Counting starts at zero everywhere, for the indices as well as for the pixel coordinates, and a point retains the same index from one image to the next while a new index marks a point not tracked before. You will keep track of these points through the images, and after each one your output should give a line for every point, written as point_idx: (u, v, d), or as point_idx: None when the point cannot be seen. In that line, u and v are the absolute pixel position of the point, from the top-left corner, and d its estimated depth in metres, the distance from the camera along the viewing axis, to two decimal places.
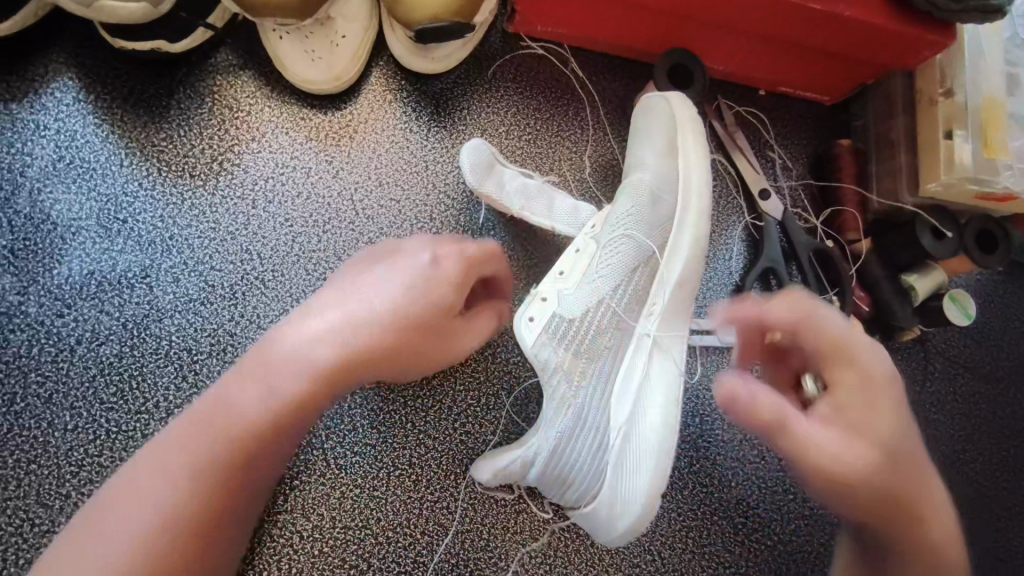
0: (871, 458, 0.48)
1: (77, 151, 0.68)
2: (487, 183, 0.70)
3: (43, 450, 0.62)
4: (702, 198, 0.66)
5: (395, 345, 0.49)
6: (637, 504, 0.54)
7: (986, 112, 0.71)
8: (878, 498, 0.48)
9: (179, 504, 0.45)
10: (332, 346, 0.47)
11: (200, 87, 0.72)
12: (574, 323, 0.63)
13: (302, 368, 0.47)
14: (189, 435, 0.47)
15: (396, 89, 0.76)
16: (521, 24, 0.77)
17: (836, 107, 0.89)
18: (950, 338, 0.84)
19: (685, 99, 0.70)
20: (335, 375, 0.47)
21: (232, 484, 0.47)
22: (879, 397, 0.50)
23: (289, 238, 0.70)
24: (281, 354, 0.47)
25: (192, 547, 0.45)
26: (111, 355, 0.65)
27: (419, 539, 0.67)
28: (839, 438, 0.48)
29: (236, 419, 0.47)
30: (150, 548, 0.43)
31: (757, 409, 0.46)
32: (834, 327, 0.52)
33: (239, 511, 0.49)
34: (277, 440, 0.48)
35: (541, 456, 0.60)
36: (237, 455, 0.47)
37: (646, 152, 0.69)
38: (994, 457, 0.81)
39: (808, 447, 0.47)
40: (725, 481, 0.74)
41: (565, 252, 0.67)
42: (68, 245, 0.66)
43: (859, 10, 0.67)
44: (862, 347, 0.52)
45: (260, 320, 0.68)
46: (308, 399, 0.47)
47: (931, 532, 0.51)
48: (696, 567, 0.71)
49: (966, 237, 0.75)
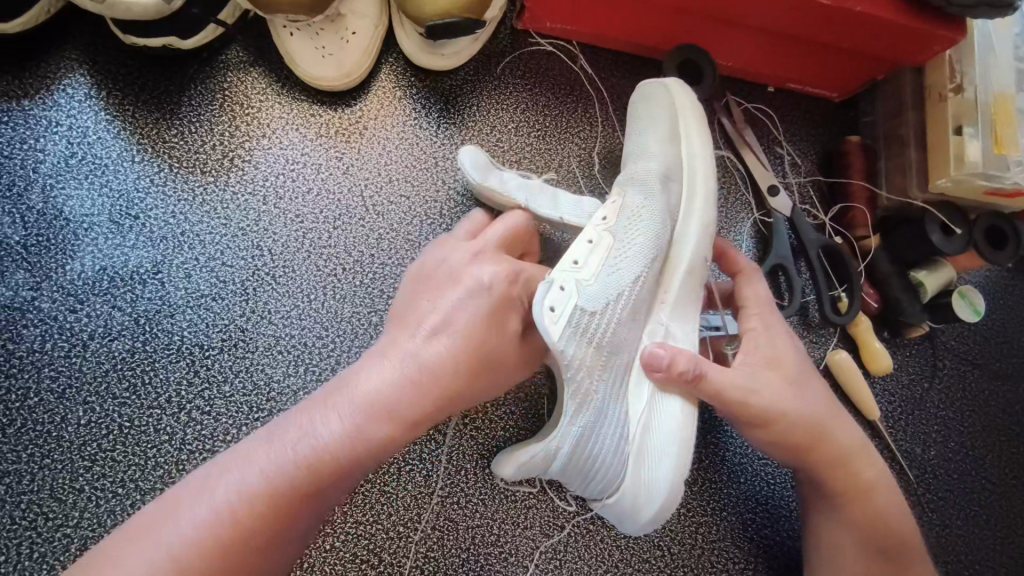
0: (781, 397, 0.60)
1: (88, 148, 0.68)
2: (489, 181, 0.69)
3: (56, 445, 0.62)
4: (707, 186, 0.67)
5: (466, 383, 0.53)
6: (659, 495, 0.58)
7: (995, 109, 0.71)
8: (794, 432, 0.60)
9: (239, 522, 0.45)
10: (415, 389, 0.51)
11: (210, 84, 0.72)
12: (596, 317, 0.58)
13: (387, 404, 0.50)
14: (257, 455, 0.47)
15: (405, 86, 0.76)
16: (530, 21, 0.78)
17: (844, 103, 0.89)
18: (959, 334, 0.84)
19: (683, 84, 0.71)
20: (407, 414, 0.50)
21: (287, 515, 0.47)
22: (786, 347, 0.63)
23: (300, 234, 0.71)
24: (374, 388, 0.50)
25: (244, 569, 0.45)
26: (124, 350, 0.65)
27: (430, 534, 0.67)
28: (753, 376, 0.60)
29: (310, 450, 0.47)
30: (209, 557, 0.44)
31: (671, 366, 0.58)
32: (757, 289, 0.66)
33: (289, 546, 0.49)
34: (346, 471, 0.49)
35: (565, 451, 0.57)
36: (303, 485, 0.47)
37: (647, 137, 0.68)
38: (1003, 453, 0.81)
39: (722, 390, 0.59)
40: (735, 478, 0.74)
41: (577, 242, 0.61)
42: (81, 241, 0.67)
43: (869, 5, 0.67)
44: (769, 312, 0.65)
45: (272, 315, 0.68)
46: (387, 438, 0.50)
47: (854, 473, 0.63)
48: (705, 563, 0.71)
49: (975, 233, 0.75)
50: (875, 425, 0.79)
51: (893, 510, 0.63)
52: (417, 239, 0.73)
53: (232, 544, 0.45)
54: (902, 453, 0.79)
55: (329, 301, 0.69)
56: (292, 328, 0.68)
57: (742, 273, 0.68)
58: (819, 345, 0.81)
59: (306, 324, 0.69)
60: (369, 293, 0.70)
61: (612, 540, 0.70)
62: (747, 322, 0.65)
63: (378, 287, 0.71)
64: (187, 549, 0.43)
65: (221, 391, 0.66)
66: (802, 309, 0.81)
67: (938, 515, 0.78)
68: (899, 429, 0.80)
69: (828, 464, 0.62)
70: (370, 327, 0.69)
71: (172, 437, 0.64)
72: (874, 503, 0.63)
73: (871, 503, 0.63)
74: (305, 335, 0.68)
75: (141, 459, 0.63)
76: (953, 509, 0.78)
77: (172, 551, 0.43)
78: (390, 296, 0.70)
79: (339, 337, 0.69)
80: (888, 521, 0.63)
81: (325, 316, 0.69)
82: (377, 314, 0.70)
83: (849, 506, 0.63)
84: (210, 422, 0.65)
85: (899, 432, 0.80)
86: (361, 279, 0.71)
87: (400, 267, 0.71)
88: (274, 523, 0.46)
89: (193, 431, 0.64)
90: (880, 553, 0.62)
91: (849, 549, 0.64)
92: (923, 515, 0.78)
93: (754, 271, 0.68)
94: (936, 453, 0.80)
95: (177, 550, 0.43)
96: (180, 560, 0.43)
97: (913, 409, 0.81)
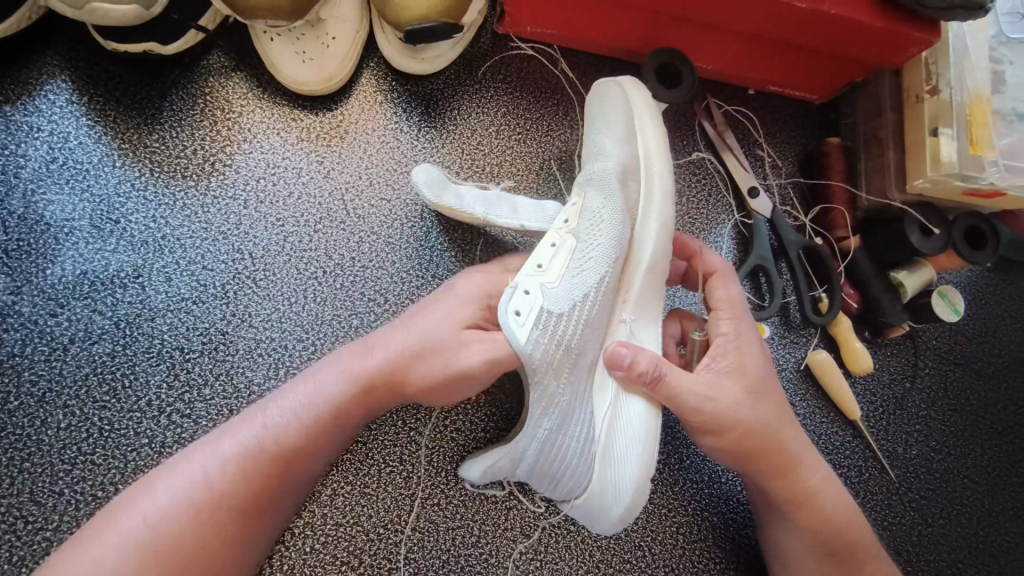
0: (731, 409, 0.60)
1: (70, 153, 0.69)
2: (445, 198, 0.70)
3: (36, 448, 0.62)
4: (665, 181, 0.66)
5: (421, 363, 0.56)
6: (624, 497, 0.59)
7: (970, 109, 0.72)
8: (747, 441, 0.60)
9: (213, 488, 0.49)
10: (378, 362, 0.56)
11: (192, 88, 0.72)
12: (565, 320, 0.59)
13: (348, 381, 0.55)
14: (228, 432, 0.53)
15: (386, 91, 0.77)
16: (510, 25, 0.78)
17: (823, 105, 0.90)
18: (939, 335, 0.84)
19: (637, 83, 0.71)
20: (365, 395, 0.56)
21: (263, 481, 0.51)
22: (753, 354, 0.63)
23: (280, 238, 0.71)
24: (338, 367, 0.56)
25: (224, 535, 0.49)
26: (104, 354, 0.65)
27: (410, 536, 0.67)
28: (713, 384, 0.60)
29: (282, 421, 0.53)
30: (185, 525, 0.48)
31: (632, 366, 0.59)
32: (732, 291, 0.66)
33: (264, 524, 0.53)
34: (308, 453, 0.54)
35: (532, 451, 0.59)
36: (273, 456, 0.52)
37: (604, 137, 0.68)
38: (985, 453, 0.81)
39: (679, 396, 0.59)
40: (716, 478, 0.75)
41: (540, 244, 0.62)
42: (61, 246, 0.67)
43: (843, 8, 0.68)
44: (743, 315, 0.65)
45: (252, 319, 0.69)
46: (351, 413, 0.55)
47: (809, 477, 0.63)
48: (686, 562, 0.72)
49: (953, 234, 0.75)
50: (857, 425, 0.79)
51: (842, 518, 0.64)
52: (398, 242, 0.73)
53: (205, 510, 0.49)
54: (884, 452, 0.80)
55: (309, 305, 0.70)
56: (273, 331, 0.69)
57: (718, 274, 0.68)
58: (801, 344, 0.81)
59: (287, 326, 0.69)
60: (350, 296, 0.71)
61: (593, 540, 0.70)
62: (717, 324, 0.65)
63: (359, 290, 0.71)
64: (163, 514, 0.48)
65: (202, 394, 0.66)
66: (782, 309, 0.82)
67: (920, 514, 0.78)
68: (881, 428, 0.80)
69: (777, 475, 0.62)
70: (351, 329, 0.70)
71: (152, 440, 0.64)
72: (818, 509, 0.63)
73: (816, 509, 0.63)
74: (285, 338, 0.69)
75: (121, 462, 0.63)
76: (935, 509, 0.79)
77: (151, 520, 0.47)
78: (371, 299, 0.71)
79: (319, 340, 0.69)
80: (838, 528, 0.64)
81: (306, 320, 0.69)
82: (358, 317, 0.70)
83: (798, 516, 0.64)
84: (190, 425, 0.65)
85: (881, 432, 0.80)
86: (342, 281, 0.71)
87: (381, 270, 0.72)
88: (247, 489, 0.50)
89: (173, 434, 0.65)
90: (833, 555, 0.64)
91: (802, 550, 0.65)
92: (904, 514, 0.78)
93: (729, 272, 0.68)
94: (917, 452, 0.80)
95: (155, 516, 0.47)
96: (158, 528, 0.47)
97: (895, 408, 0.81)
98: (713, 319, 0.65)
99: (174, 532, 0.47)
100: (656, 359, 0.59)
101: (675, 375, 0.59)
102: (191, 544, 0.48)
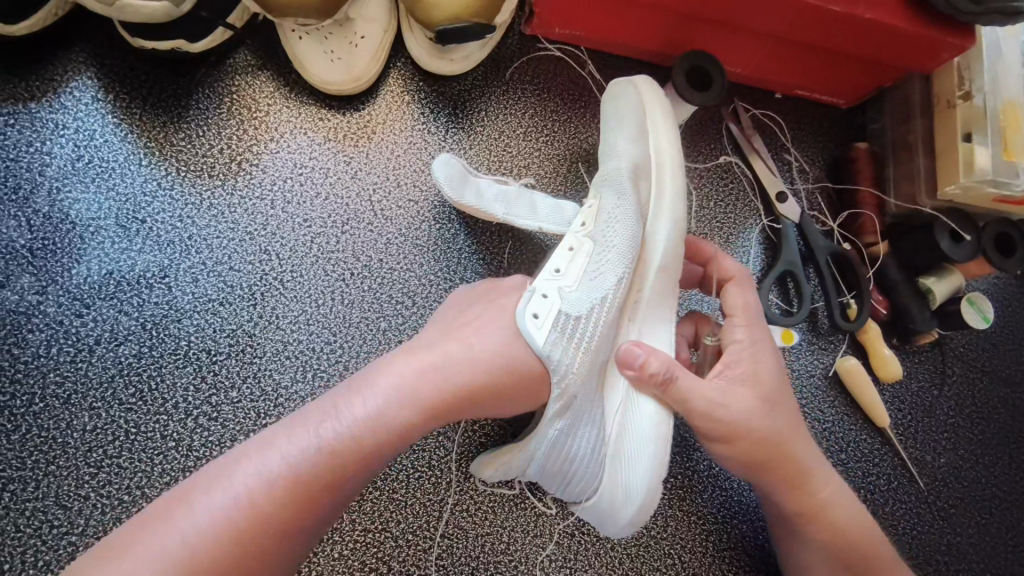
0: (744, 416, 0.58)
1: (96, 151, 0.68)
2: (465, 195, 0.69)
3: (61, 451, 0.61)
4: (676, 182, 0.66)
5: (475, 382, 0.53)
6: (635, 499, 0.58)
7: (1003, 116, 0.71)
8: (759, 450, 0.59)
9: (257, 505, 0.45)
10: (438, 381, 0.52)
11: (218, 87, 0.71)
12: (581, 322, 0.58)
13: (410, 398, 0.51)
14: (277, 443, 0.47)
15: (413, 91, 0.76)
16: (539, 26, 0.77)
17: (849, 110, 0.89)
18: (967, 342, 0.83)
19: (653, 86, 0.71)
20: (425, 417, 0.52)
21: (309, 502, 0.47)
22: (767, 361, 0.62)
23: (308, 238, 0.70)
24: (396, 382, 0.51)
25: (265, 555, 0.45)
26: (131, 355, 0.64)
27: (438, 542, 0.66)
28: (725, 391, 0.59)
29: (334, 435, 0.48)
30: (224, 542, 0.43)
31: (644, 366, 0.57)
32: (748, 297, 0.65)
33: (304, 542, 0.48)
34: (357, 468, 0.49)
35: (544, 452, 0.58)
36: (322, 472, 0.47)
37: (619, 137, 0.67)
38: (1013, 462, 0.81)
39: (689, 399, 0.57)
40: (746, 485, 0.74)
41: (558, 250, 0.62)
42: (87, 245, 0.66)
43: (877, 13, 0.67)
44: (756, 322, 0.64)
45: (280, 321, 0.68)
46: (407, 431, 0.51)
47: (821, 488, 0.62)
48: (715, 571, 0.71)
49: (984, 241, 0.74)
50: (885, 432, 0.78)
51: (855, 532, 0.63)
52: (426, 243, 0.72)
53: (246, 531, 0.44)
54: (913, 460, 0.79)
55: (337, 306, 0.69)
56: (300, 333, 0.68)
57: (734, 279, 0.67)
58: (829, 351, 0.80)
59: (314, 329, 0.68)
60: (377, 298, 0.70)
61: (622, 548, 0.69)
62: (730, 330, 0.64)
63: (386, 292, 0.70)
64: (204, 535, 0.43)
65: (229, 397, 0.65)
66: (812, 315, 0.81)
67: (949, 524, 0.77)
68: (909, 436, 0.79)
69: (788, 486, 0.62)
70: (378, 332, 0.69)
71: (180, 443, 0.63)
72: (830, 521, 0.62)
73: (829, 521, 0.62)
74: (312, 340, 0.68)
75: (147, 466, 0.62)
76: (964, 518, 0.78)
77: (189, 535, 0.42)
78: (399, 301, 0.70)
79: (346, 343, 0.68)
80: (851, 540, 0.63)
81: (333, 322, 0.68)
82: (385, 320, 0.69)
83: (810, 527, 0.63)
84: (217, 428, 0.64)
85: (909, 440, 0.79)
86: (370, 283, 0.70)
87: (408, 272, 0.71)
88: (290, 507, 0.46)
89: (200, 437, 0.64)
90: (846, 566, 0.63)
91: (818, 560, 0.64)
92: (933, 523, 0.77)
93: (747, 277, 0.68)
94: (945, 461, 0.79)
95: (194, 533, 0.43)
96: (196, 545, 0.42)
97: (923, 416, 0.80)
98: (728, 324, 0.64)
99: (212, 555, 0.42)
100: (671, 361, 0.58)
101: (687, 380, 0.58)
102: (229, 565, 0.43)
